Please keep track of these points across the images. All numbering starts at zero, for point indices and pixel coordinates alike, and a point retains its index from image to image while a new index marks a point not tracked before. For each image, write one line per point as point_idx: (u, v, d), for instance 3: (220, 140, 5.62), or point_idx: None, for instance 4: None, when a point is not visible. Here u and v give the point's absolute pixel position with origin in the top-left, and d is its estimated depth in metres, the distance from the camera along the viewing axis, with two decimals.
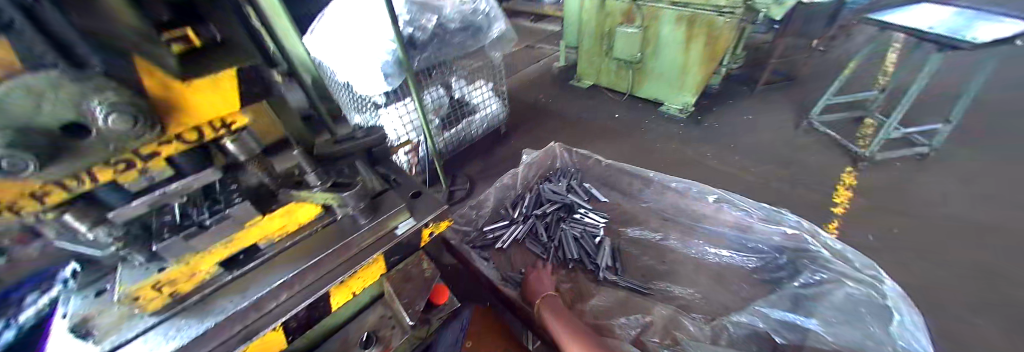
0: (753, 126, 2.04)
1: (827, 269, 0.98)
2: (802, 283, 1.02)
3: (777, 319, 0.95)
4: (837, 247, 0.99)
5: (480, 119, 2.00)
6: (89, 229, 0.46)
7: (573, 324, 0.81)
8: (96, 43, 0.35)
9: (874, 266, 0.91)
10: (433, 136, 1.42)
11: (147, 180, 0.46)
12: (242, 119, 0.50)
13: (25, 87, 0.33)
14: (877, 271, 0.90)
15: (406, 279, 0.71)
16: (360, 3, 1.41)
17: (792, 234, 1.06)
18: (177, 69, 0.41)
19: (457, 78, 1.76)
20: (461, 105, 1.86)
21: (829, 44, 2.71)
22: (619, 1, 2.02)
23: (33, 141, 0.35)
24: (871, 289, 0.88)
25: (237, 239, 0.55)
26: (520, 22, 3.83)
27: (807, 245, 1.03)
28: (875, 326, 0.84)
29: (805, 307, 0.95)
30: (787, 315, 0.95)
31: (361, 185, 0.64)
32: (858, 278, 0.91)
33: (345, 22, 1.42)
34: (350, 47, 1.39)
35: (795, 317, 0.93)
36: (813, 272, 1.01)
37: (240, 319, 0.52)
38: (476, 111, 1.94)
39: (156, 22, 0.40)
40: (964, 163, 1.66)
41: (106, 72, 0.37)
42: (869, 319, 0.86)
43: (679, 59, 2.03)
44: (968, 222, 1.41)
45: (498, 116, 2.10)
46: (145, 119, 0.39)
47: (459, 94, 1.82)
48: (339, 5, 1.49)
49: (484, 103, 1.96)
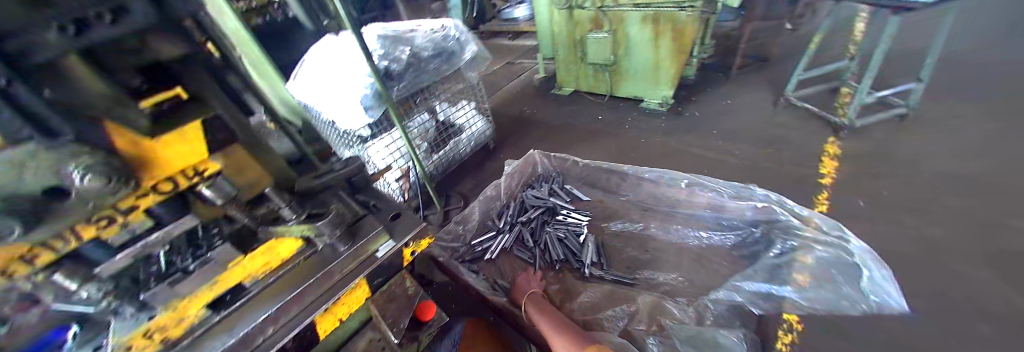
0: (733, 110, 2.08)
1: (796, 237, 1.04)
2: (777, 253, 1.06)
3: (754, 292, 1.00)
4: (804, 214, 1.05)
5: (467, 138, 2.05)
6: (79, 286, 0.48)
7: (555, 317, 0.85)
8: (67, 114, 0.39)
9: (840, 226, 0.98)
10: (420, 160, 1.42)
11: (128, 233, 0.49)
12: (214, 166, 0.54)
13: (7, 160, 0.36)
14: (842, 231, 0.97)
15: (390, 299, 0.73)
16: (339, 46, 1.49)
17: (762, 208, 1.13)
18: (147, 127, 0.45)
19: (440, 102, 1.82)
20: (446, 128, 1.92)
21: (797, 22, 2.78)
22: (585, 10, 2.10)
23: (18, 205, 0.38)
24: (840, 250, 0.96)
25: (222, 280, 0.57)
26: (499, 41, 3.96)
27: (778, 216, 1.09)
28: (847, 286, 0.95)
29: (780, 276, 1.01)
30: (763, 286, 1.00)
31: (335, 213, 0.68)
32: (827, 241, 0.98)
33: (324, 64, 1.48)
34: (329, 86, 1.43)
35: (771, 287, 1.00)
36: (785, 241, 1.06)
37: None
38: (461, 131, 1.99)
39: (128, 89, 0.43)
40: (943, 119, 1.67)
41: (78, 139, 0.40)
42: (840, 280, 0.95)
43: (651, 56, 2.09)
44: (955, 176, 1.41)
45: (484, 133, 2.15)
46: (119, 176, 0.43)
47: (444, 117, 1.87)
48: (318, 50, 1.57)
49: (468, 122, 2.02)
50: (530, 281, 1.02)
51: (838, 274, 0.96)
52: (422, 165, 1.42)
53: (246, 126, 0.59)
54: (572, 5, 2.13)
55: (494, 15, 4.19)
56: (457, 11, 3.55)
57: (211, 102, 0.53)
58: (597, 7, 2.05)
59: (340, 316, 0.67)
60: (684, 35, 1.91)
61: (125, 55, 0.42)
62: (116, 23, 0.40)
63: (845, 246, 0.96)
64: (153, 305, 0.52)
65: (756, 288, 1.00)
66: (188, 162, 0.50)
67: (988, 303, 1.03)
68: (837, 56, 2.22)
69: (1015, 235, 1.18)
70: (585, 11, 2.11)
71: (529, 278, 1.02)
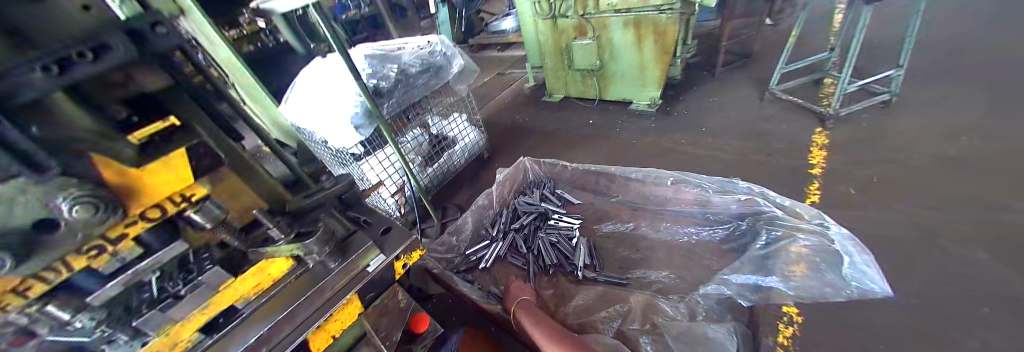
0: (721, 106, 2.10)
1: (778, 227, 1.06)
2: (763, 244, 1.07)
3: (741, 284, 1.00)
4: (786, 205, 1.07)
5: (461, 149, 2.07)
6: (72, 316, 0.48)
7: (548, 325, 0.84)
8: (53, 149, 0.40)
9: (820, 214, 1.01)
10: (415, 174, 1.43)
11: (119, 261, 0.50)
12: (201, 190, 0.55)
13: None
14: (823, 219, 1.00)
15: (383, 313, 0.76)
16: (329, 68, 1.52)
17: (746, 200, 1.14)
18: (133, 157, 0.46)
19: (432, 116, 1.85)
20: (440, 140, 1.94)
21: (777, 17, 2.85)
22: (569, 18, 2.15)
23: (8, 239, 0.39)
24: (822, 237, 0.98)
25: (214, 303, 0.57)
26: (489, 53, 4.03)
27: (762, 207, 1.11)
28: (831, 273, 0.95)
29: (765, 267, 1.01)
30: (750, 278, 1.00)
31: (324, 230, 0.67)
32: (808, 229, 1.01)
33: (314, 86, 1.51)
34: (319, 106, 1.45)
35: (757, 279, 1.00)
36: (769, 231, 1.07)
37: None
38: (455, 142, 2.02)
39: (114, 120, 0.45)
40: (925, 103, 1.70)
41: (65, 172, 0.41)
42: (823, 268, 0.96)
43: (636, 59, 2.13)
44: (941, 157, 1.43)
45: (478, 143, 2.18)
46: (106, 206, 0.44)
47: (436, 130, 1.89)
48: (309, 72, 1.59)
49: (461, 134, 2.04)
50: (521, 287, 1.02)
51: (821, 262, 0.96)
52: (416, 179, 1.44)
53: (233, 150, 0.60)
54: (556, 15, 2.18)
55: (482, 28, 4.27)
56: (445, 26, 3.62)
57: (198, 130, 0.54)
58: (580, 15, 2.10)
59: (333, 334, 0.68)
60: (666, 38, 1.95)
61: (110, 89, 0.44)
62: (101, 59, 0.42)
63: (825, 232, 0.98)
64: (144, 331, 0.51)
65: (743, 281, 1.01)
66: (174, 189, 0.52)
67: (984, 282, 1.03)
68: (818, 48, 2.26)
69: (1004, 212, 1.19)
70: (569, 19, 2.16)
71: (520, 286, 1.02)
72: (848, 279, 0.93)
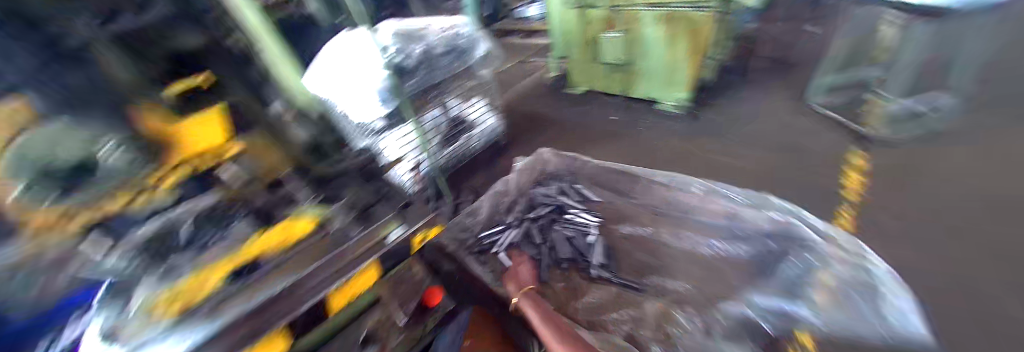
0: (751, 114, 2.02)
1: (815, 255, 0.98)
2: (795, 269, 0.98)
3: (772, 309, 0.90)
4: (827, 233, 1.01)
5: (478, 134, 2.03)
6: (106, 255, 0.47)
7: (555, 321, 0.85)
8: (103, 89, 0.42)
9: (863, 251, 0.96)
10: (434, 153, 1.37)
11: (152, 208, 0.50)
12: (236, 148, 0.57)
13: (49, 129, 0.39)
14: (864, 256, 0.95)
15: (399, 282, 0.78)
16: (355, 42, 1.53)
17: (781, 222, 1.07)
18: (175, 106, 0.48)
19: (452, 98, 1.80)
20: (458, 123, 1.89)
21: (818, 23, 2.69)
22: (597, 9, 2.10)
23: (53, 172, 0.40)
24: (862, 273, 0.92)
25: (242, 252, 0.58)
26: (512, 38, 3.94)
27: (797, 231, 1.03)
28: (869, 311, 0.88)
29: (798, 293, 0.92)
30: (783, 305, 0.90)
31: (350, 196, 0.73)
32: (849, 263, 0.94)
33: (340, 58, 1.52)
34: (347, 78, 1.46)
35: (791, 306, 0.90)
36: (804, 259, 0.99)
37: (250, 318, 0.55)
38: (473, 126, 1.98)
39: (162, 74, 0.47)
40: (966, 136, 1.64)
41: (114, 113, 0.43)
42: (862, 304, 0.89)
43: (666, 57, 2.06)
44: (978, 195, 1.38)
45: (496, 130, 2.13)
46: (150, 151, 0.47)
47: (455, 113, 1.84)
48: (334, 45, 1.60)
49: (480, 119, 2.00)
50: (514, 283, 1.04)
51: (857, 297, 0.89)
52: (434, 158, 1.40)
53: (266, 115, 0.61)
54: (583, 5, 2.13)
55: (507, 14, 4.17)
56: (470, 9, 3.54)
57: (234, 90, 0.56)
58: (609, 7, 2.03)
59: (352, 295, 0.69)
60: (702, 38, 1.91)
61: (158, 43, 0.46)
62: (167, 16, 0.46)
63: (863, 269, 0.92)
64: (176, 272, 0.52)
65: (771, 303, 0.91)
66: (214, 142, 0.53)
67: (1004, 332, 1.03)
68: (861, 63, 2.14)
69: None
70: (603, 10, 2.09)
71: (522, 281, 1.04)
72: (886, 317, 0.88)
